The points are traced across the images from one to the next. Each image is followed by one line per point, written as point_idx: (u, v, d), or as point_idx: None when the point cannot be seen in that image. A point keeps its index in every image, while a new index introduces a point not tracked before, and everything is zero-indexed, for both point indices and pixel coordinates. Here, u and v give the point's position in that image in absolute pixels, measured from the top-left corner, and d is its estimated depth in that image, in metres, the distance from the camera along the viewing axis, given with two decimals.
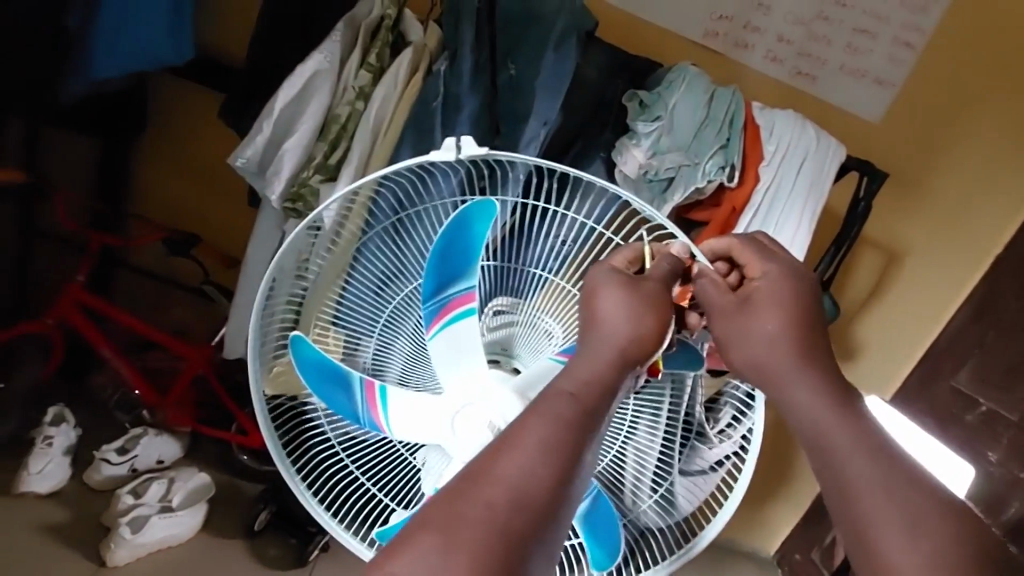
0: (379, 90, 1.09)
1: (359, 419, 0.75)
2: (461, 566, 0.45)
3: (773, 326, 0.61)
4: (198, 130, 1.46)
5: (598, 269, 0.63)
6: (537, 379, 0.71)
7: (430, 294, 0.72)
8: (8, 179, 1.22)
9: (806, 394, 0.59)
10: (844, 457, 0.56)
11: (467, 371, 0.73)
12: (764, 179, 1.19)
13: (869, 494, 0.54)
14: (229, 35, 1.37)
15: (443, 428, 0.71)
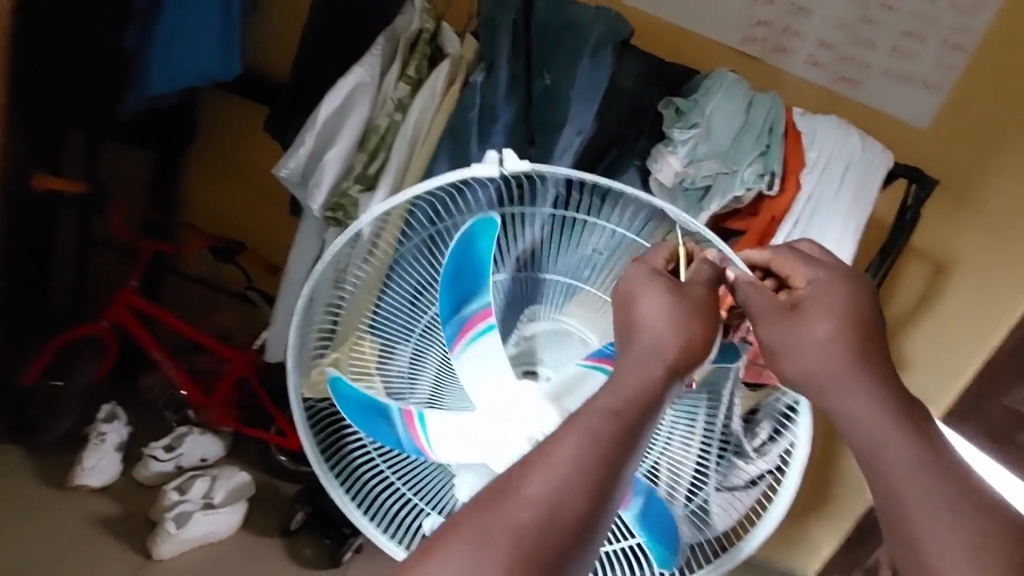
0: (417, 102, 1.11)
1: (402, 443, 0.75)
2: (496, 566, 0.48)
3: (826, 332, 0.59)
4: (244, 142, 1.52)
5: (637, 269, 0.62)
6: (570, 388, 0.70)
7: (448, 314, 0.74)
8: (71, 190, 1.30)
9: (858, 406, 0.57)
10: (894, 473, 0.55)
11: (499, 385, 0.71)
12: (805, 187, 1.16)
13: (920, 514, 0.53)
14: (274, 51, 1.43)
15: (484, 444, 0.71)
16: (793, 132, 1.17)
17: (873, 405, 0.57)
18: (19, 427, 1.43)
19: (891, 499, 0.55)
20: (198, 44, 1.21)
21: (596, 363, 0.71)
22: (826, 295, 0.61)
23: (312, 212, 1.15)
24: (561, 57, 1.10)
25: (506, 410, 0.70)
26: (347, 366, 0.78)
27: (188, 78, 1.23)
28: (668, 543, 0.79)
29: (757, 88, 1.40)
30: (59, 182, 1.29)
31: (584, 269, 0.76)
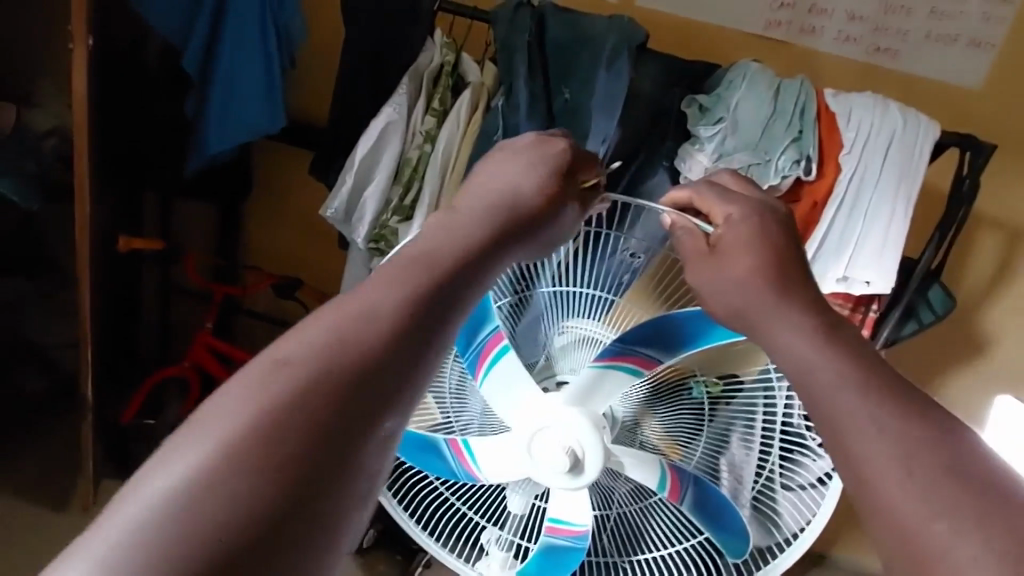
0: (443, 132, 1.17)
1: (455, 472, 0.80)
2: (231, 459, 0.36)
3: (744, 270, 0.61)
4: (293, 185, 1.64)
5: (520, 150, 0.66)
6: (592, 391, 0.75)
7: (464, 346, 0.76)
8: (149, 246, 1.44)
9: (812, 355, 0.52)
10: (858, 427, 0.46)
11: (528, 402, 0.75)
12: (846, 168, 1.12)
13: (893, 467, 0.44)
14: (313, 99, 1.54)
15: (522, 459, 0.75)
16: (826, 112, 1.14)
17: (832, 361, 0.51)
18: (120, 465, 1.57)
19: (856, 455, 0.46)
20: (244, 102, 1.31)
21: (611, 362, 0.74)
22: (749, 221, 0.64)
23: (356, 244, 1.23)
24: (579, 72, 1.13)
25: (548, 422, 0.73)
26: None
27: (239, 135, 1.33)
28: (733, 536, 0.78)
29: (785, 72, 1.36)
30: (139, 241, 1.42)
31: (618, 281, 0.79)
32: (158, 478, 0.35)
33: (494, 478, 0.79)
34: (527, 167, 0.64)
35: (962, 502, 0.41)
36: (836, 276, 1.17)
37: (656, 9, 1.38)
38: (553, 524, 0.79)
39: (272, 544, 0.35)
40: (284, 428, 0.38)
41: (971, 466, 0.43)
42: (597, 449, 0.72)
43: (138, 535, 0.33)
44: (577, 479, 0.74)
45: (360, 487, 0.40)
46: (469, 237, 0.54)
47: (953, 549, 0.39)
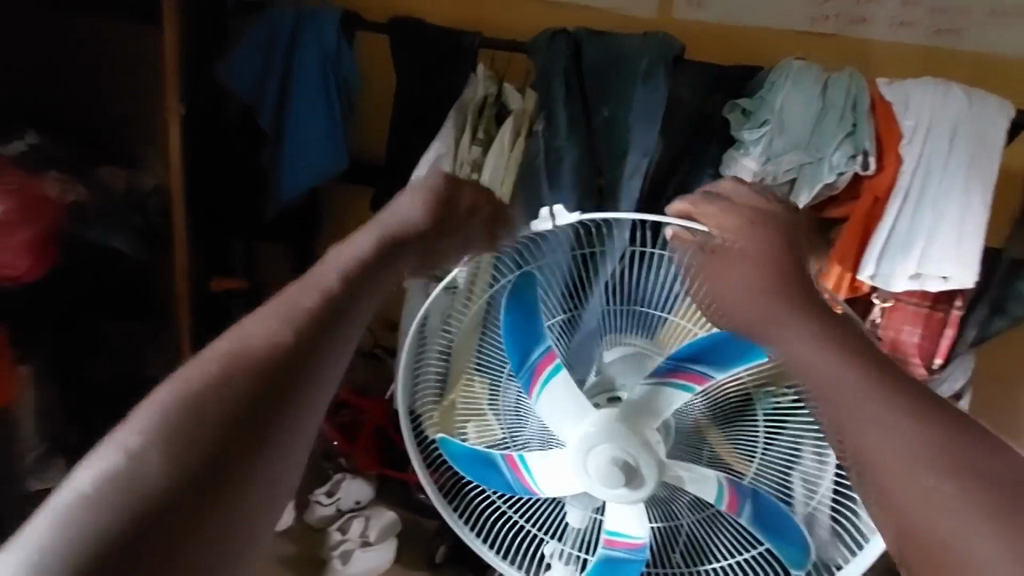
0: (489, 160, 1.24)
1: (512, 488, 0.82)
2: (193, 401, 0.47)
3: (740, 278, 0.66)
4: (359, 220, 1.78)
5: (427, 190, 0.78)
6: (644, 408, 0.75)
7: (516, 366, 0.78)
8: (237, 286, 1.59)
9: (812, 359, 0.58)
10: (864, 423, 0.52)
11: (582, 417, 0.76)
12: (908, 160, 1.09)
13: (904, 468, 0.48)
14: (370, 139, 1.67)
15: (579, 473, 0.75)
16: (881, 102, 1.11)
17: (845, 372, 0.55)
18: None
19: (862, 448, 0.52)
20: (311, 150, 1.44)
21: (663, 380, 0.75)
22: (742, 231, 0.67)
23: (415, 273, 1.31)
24: (616, 90, 1.16)
25: (598, 438, 0.73)
26: (465, 407, 0.84)
27: (307, 178, 1.46)
28: (795, 548, 0.76)
29: (837, 66, 1.32)
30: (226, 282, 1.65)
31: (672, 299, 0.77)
32: (132, 431, 0.45)
33: (551, 492, 0.80)
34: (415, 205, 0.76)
35: (971, 493, 0.45)
36: (909, 273, 1.12)
37: (693, 18, 1.38)
38: (610, 536, 0.80)
39: (238, 479, 0.46)
40: (238, 395, 0.49)
41: (978, 462, 0.47)
42: (650, 459, 0.72)
43: (108, 471, 0.42)
44: (636, 491, 0.74)
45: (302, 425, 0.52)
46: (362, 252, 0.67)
47: (962, 536, 0.44)
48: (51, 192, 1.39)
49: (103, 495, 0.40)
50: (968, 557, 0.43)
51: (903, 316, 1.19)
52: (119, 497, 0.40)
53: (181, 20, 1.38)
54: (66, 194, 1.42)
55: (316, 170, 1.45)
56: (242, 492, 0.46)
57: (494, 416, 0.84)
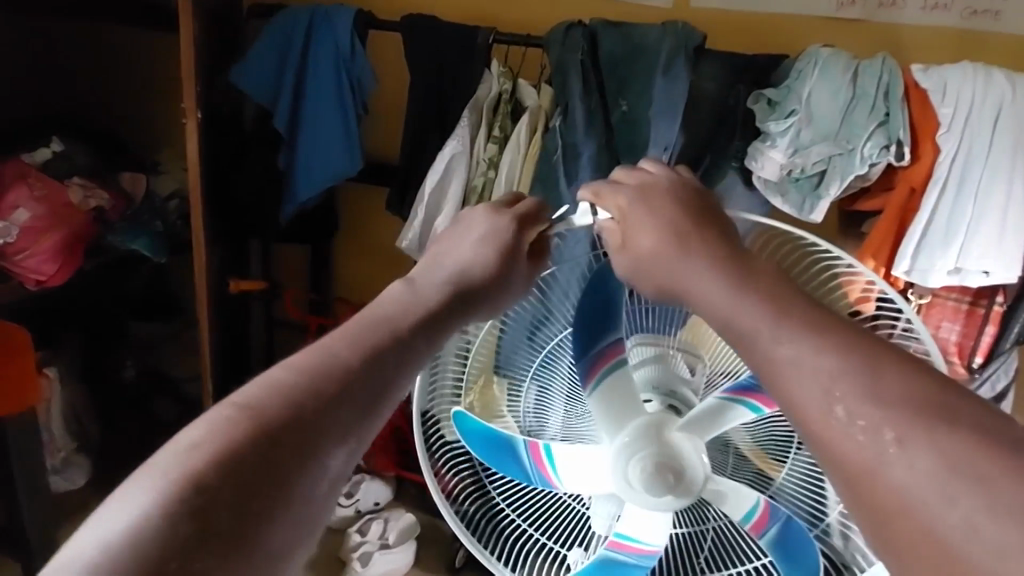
0: (505, 156, 1.22)
1: (530, 476, 0.77)
2: (241, 428, 0.37)
3: (649, 241, 0.57)
4: (375, 221, 1.77)
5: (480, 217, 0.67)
6: (707, 421, 0.71)
7: (580, 351, 0.73)
8: (255, 289, 1.60)
9: (719, 300, 0.48)
10: (797, 375, 0.41)
11: (626, 424, 0.72)
12: (946, 148, 1.04)
13: (825, 408, 0.39)
14: (385, 140, 1.66)
15: (613, 479, 0.72)
16: (915, 89, 1.06)
17: (748, 309, 0.46)
18: None
19: (792, 399, 0.41)
20: (329, 151, 1.43)
21: (734, 397, 0.71)
22: (641, 204, 0.59)
23: None
24: (635, 83, 1.13)
25: (637, 446, 0.70)
26: (482, 409, 0.80)
27: (324, 180, 1.45)
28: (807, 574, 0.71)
29: (865, 53, 1.27)
30: (245, 282, 1.60)
31: None
32: (179, 468, 0.34)
33: (572, 486, 0.75)
34: (469, 239, 0.64)
35: (907, 427, 0.36)
36: (947, 269, 1.08)
37: (712, 7, 1.33)
38: (618, 539, 0.75)
39: (287, 549, 0.35)
40: (302, 436, 0.38)
41: (905, 390, 0.38)
42: (697, 467, 0.71)
43: (147, 525, 0.31)
44: (680, 500, 0.71)
45: (345, 459, 0.40)
46: (428, 304, 0.54)
47: (917, 489, 0.34)
48: (74, 197, 1.41)
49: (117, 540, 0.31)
50: (931, 516, 0.33)
51: (942, 312, 1.19)
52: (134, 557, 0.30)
53: (197, 25, 1.38)
54: (89, 199, 1.43)
55: (333, 171, 1.45)
56: (289, 565, 0.35)
57: (513, 418, 0.81)
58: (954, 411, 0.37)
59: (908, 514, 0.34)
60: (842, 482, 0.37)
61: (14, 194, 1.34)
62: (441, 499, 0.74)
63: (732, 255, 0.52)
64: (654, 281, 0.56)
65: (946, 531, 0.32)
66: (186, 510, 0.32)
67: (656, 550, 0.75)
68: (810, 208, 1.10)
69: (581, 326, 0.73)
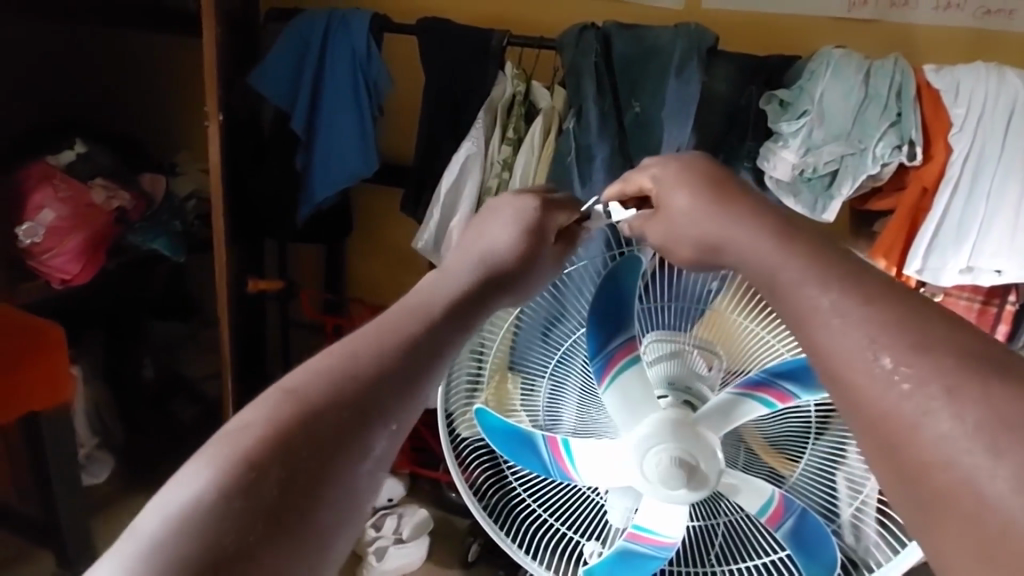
0: (520, 158, 1.24)
1: (549, 469, 0.79)
2: (287, 410, 0.38)
3: (686, 200, 0.59)
4: (388, 221, 1.80)
5: (504, 205, 0.67)
6: (724, 414, 0.73)
7: (593, 352, 0.75)
8: (272, 287, 1.63)
9: None
10: (835, 336, 0.42)
11: (643, 417, 0.74)
12: (958, 147, 1.05)
13: (872, 360, 0.39)
14: (398, 141, 1.69)
15: (631, 472, 0.73)
16: (927, 89, 1.07)
17: (794, 269, 0.48)
18: None
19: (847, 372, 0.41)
20: (345, 151, 1.46)
21: (748, 392, 0.73)
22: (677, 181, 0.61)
23: None
24: (648, 84, 1.14)
25: (654, 439, 0.71)
26: (497, 404, 0.82)
27: (340, 180, 1.48)
28: (822, 568, 0.73)
29: (877, 53, 1.27)
30: (263, 282, 1.63)
31: (707, 291, 0.76)
32: (229, 449, 0.36)
33: (592, 481, 0.77)
34: (502, 227, 0.64)
35: (956, 378, 0.36)
36: (959, 267, 1.09)
37: (724, 8, 1.34)
38: (636, 531, 0.77)
39: (334, 528, 0.36)
40: (343, 420, 0.39)
41: (955, 346, 0.38)
42: (713, 461, 0.71)
43: (203, 502, 0.33)
44: (694, 494, 0.71)
45: (386, 444, 0.41)
46: (453, 289, 0.55)
47: (957, 441, 0.34)
48: (97, 198, 1.45)
49: (173, 518, 0.32)
50: (973, 466, 0.33)
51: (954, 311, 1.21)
52: (184, 537, 0.32)
53: (218, 31, 1.42)
54: (112, 200, 1.47)
55: (349, 171, 1.47)
56: (337, 544, 0.37)
57: (527, 414, 0.83)
58: (1004, 369, 0.36)
59: (948, 465, 0.34)
60: (892, 465, 0.37)
61: (40, 195, 1.38)
62: (466, 492, 0.76)
63: (778, 225, 0.53)
64: (697, 241, 0.58)
65: (986, 484, 0.32)
66: (233, 490, 0.34)
67: (673, 542, 0.76)
68: (822, 207, 1.11)
69: (597, 322, 0.75)
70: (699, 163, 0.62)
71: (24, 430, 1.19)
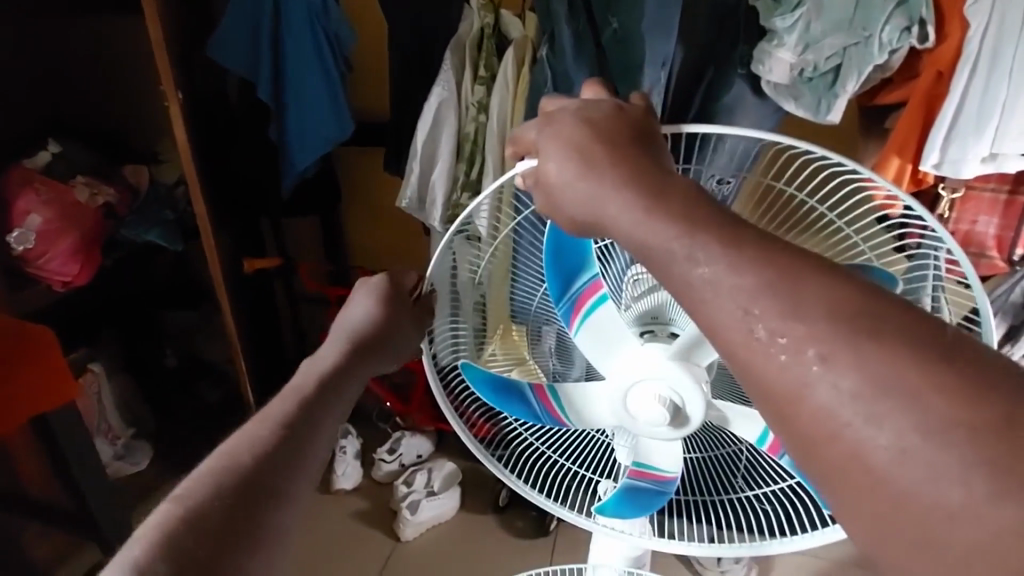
0: (494, 97, 1.16)
1: (541, 419, 0.75)
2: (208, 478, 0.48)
3: (556, 164, 0.53)
4: (377, 184, 1.76)
5: (360, 289, 0.68)
6: (697, 346, 0.67)
7: (557, 296, 0.71)
8: (268, 264, 1.61)
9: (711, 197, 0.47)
10: (721, 299, 0.41)
11: (626, 352, 0.70)
12: (976, 22, 0.94)
13: (747, 331, 0.39)
14: (372, 97, 1.61)
15: (618, 410, 0.71)
16: None
17: (660, 231, 0.45)
18: None
19: (733, 346, 0.40)
20: (318, 114, 1.40)
21: None
22: (552, 127, 0.54)
23: (435, 228, 1.25)
24: None
25: (632, 380, 0.69)
26: (504, 356, 0.82)
27: (317, 146, 1.42)
28: None
29: None
30: (259, 261, 1.61)
31: None
32: (169, 513, 0.46)
33: (580, 423, 0.75)
34: (363, 307, 0.66)
35: (831, 344, 0.37)
36: (981, 156, 1.00)
37: None
38: (638, 468, 0.76)
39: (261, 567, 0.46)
40: (252, 478, 0.48)
41: (825, 295, 0.38)
42: (698, 398, 0.67)
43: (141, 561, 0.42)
44: (679, 429, 0.69)
45: (289, 490, 0.50)
46: (325, 364, 0.60)
47: (840, 411, 0.36)
48: (81, 196, 1.43)
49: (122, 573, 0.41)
50: (859, 436, 0.35)
51: (978, 205, 1.14)
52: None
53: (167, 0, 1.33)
54: (96, 196, 1.45)
55: (326, 136, 1.42)
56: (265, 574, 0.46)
57: (540, 365, 0.82)
58: (879, 309, 0.38)
59: (837, 439, 0.36)
60: (807, 426, 0.37)
61: (24, 200, 1.36)
62: (475, 445, 0.75)
63: (654, 174, 0.49)
64: (585, 213, 0.51)
65: (872, 453, 0.34)
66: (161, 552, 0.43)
67: (675, 478, 0.75)
68: (825, 107, 1.02)
69: (559, 265, 0.70)
70: (628, 104, 0.57)
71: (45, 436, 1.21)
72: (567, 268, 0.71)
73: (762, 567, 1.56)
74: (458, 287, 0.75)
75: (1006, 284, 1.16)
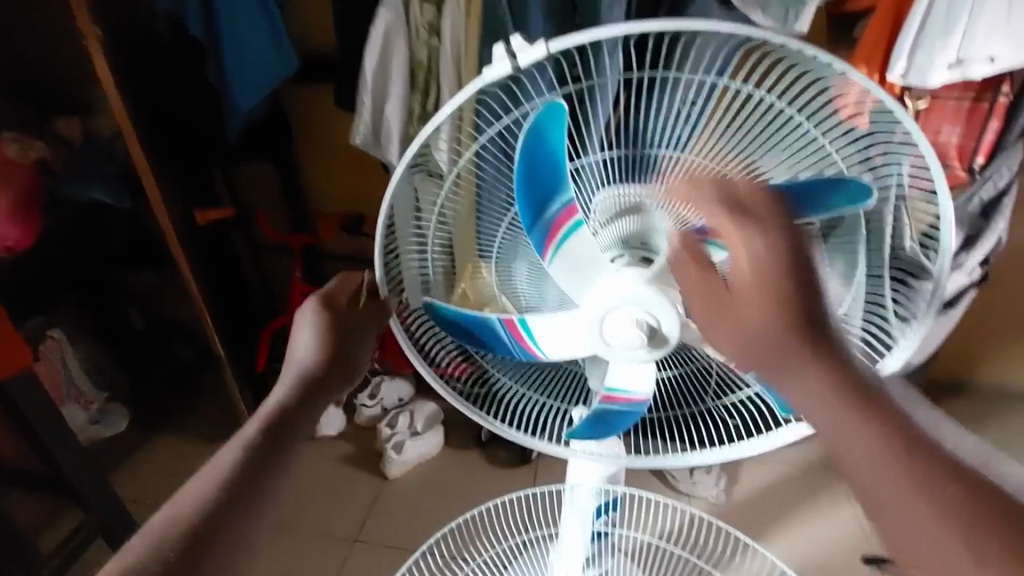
0: (445, 18, 1.07)
1: (512, 351, 0.76)
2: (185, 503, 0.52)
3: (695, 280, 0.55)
4: (332, 124, 1.67)
5: (303, 309, 0.68)
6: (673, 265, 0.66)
7: (531, 224, 0.67)
8: (224, 214, 1.53)
9: None
10: (795, 381, 0.51)
11: (600, 281, 0.68)
12: None
13: (816, 409, 0.50)
14: (316, 28, 1.50)
15: (593, 338, 0.71)
16: None
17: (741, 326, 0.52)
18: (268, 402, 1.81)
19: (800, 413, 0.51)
20: (259, 47, 1.29)
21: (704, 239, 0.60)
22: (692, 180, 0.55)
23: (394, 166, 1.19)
24: None
25: (606, 309, 0.68)
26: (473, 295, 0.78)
27: (262, 85, 1.32)
28: None
29: None
30: (212, 211, 1.50)
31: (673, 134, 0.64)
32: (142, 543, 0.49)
33: (556, 354, 0.75)
34: (307, 334, 0.67)
35: (890, 469, 0.48)
36: (948, 62, 0.97)
37: None
38: (609, 393, 0.76)
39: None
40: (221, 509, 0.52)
41: (871, 400, 0.50)
42: (673, 317, 0.67)
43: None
44: (657, 350, 0.70)
45: (255, 520, 0.53)
46: (279, 398, 0.62)
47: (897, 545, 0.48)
48: (11, 152, 1.33)
49: None
50: (897, 514, 0.47)
51: (942, 114, 1.13)
52: None
53: None
54: (27, 151, 1.36)
55: (269, 72, 1.32)
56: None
57: (511, 301, 0.78)
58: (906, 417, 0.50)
59: (878, 500, 0.48)
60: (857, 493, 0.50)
61: None
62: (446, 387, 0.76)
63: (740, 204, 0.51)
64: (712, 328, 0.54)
65: (900, 516, 0.47)
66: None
67: (645, 399, 0.77)
68: (793, 15, 0.98)
69: (529, 186, 0.65)
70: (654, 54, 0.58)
71: (4, 406, 1.17)
72: (539, 187, 0.65)
73: (731, 476, 1.66)
74: (418, 221, 0.73)
75: (967, 196, 1.15)
